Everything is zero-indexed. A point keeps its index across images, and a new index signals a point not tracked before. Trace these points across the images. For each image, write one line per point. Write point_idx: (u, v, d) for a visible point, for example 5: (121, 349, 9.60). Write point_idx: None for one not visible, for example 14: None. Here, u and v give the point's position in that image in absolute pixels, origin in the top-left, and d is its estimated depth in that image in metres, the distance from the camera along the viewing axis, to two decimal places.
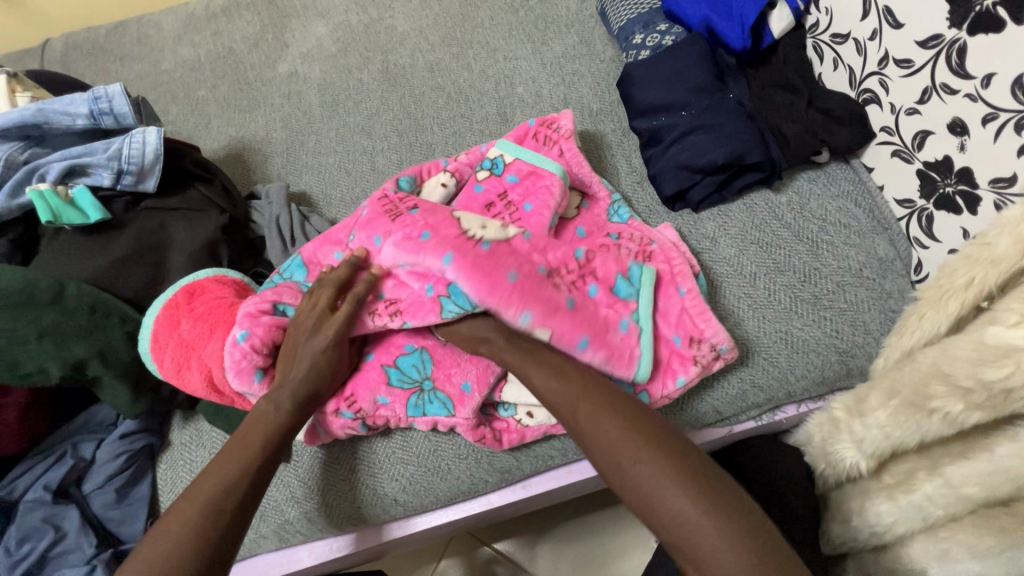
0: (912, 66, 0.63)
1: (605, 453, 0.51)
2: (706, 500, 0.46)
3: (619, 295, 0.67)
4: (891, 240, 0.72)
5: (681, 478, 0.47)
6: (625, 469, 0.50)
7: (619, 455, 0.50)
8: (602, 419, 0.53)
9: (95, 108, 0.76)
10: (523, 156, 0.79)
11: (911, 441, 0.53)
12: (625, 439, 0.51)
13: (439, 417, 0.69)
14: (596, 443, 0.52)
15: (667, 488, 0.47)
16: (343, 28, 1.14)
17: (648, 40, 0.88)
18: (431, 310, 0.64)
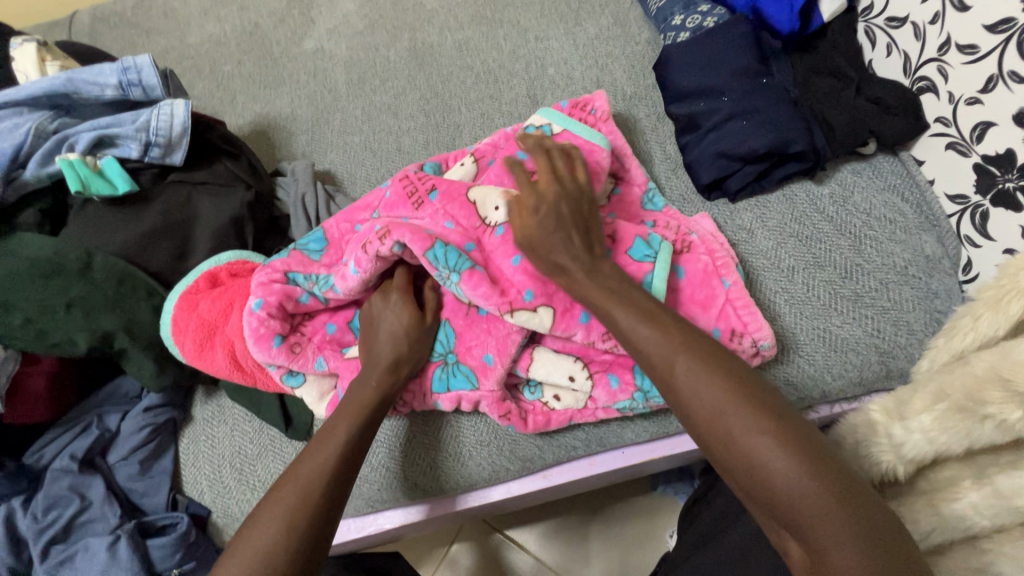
0: (977, 53, 0.59)
1: (711, 421, 0.47)
2: (827, 480, 0.42)
3: (634, 257, 0.65)
4: (939, 237, 0.69)
5: (801, 453, 0.43)
6: (735, 435, 0.45)
7: (707, 405, 0.47)
8: (706, 375, 0.48)
9: (124, 79, 0.75)
10: (571, 127, 0.76)
11: (958, 448, 0.51)
12: (740, 401, 0.46)
13: (463, 392, 0.68)
14: (699, 408, 0.48)
15: (779, 461, 0.43)
16: (371, 5, 1.12)
17: (689, 21, 0.84)
18: (421, 242, 0.64)
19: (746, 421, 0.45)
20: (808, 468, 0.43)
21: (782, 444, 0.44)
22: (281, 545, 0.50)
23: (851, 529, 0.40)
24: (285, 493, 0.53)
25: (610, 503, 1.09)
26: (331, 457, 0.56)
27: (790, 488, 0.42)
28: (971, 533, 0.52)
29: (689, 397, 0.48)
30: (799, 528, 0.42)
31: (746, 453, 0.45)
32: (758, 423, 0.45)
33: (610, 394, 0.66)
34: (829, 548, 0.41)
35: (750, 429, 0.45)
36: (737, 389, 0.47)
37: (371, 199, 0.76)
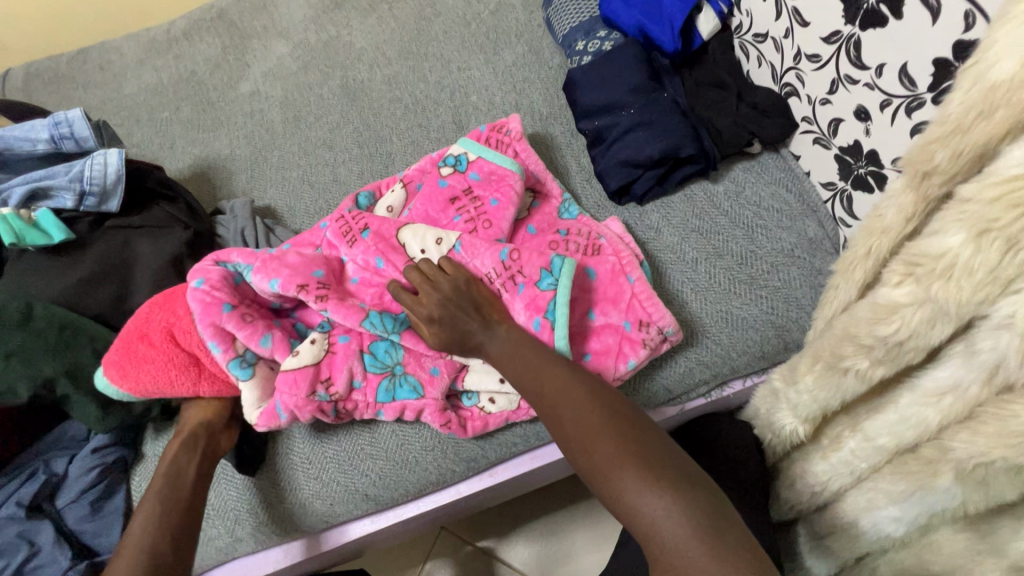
0: (820, 60, 0.69)
1: (564, 438, 0.56)
2: (650, 480, 0.49)
3: (540, 287, 0.70)
4: (820, 221, 0.78)
5: (630, 459, 0.51)
6: (581, 449, 0.54)
7: (561, 425, 0.56)
8: (564, 400, 0.57)
9: (56, 133, 0.80)
10: (484, 155, 0.83)
11: (835, 401, 0.57)
12: (589, 420, 0.55)
13: (408, 402, 0.72)
14: (557, 428, 0.56)
15: (612, 468, 0.51)
16: (303, 47, 1.18)
17: (590, 45, 0.93)
18: (355, 314, 0.72)
19: (590, 437, 0.53)
20: (636, 467, 0.50)
21: (613, 451, 0.52)
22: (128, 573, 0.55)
23: (672, 512, 0.47)
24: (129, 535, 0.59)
25: (572, 502, 1.13)
26: (146, 520, 0.60)
27: (622, 490, 0.50)
28: (856, 477, 0.58)
29: (553, 418, 0.57)
30: (630, 518, 0.50)
31: (587, 464, 0.53)
32: (593, 438, 0.53)
33: None
34: (655, 535, 0.47)
35: (591, 441, 0.53)
36: (581, 409, 0.55)
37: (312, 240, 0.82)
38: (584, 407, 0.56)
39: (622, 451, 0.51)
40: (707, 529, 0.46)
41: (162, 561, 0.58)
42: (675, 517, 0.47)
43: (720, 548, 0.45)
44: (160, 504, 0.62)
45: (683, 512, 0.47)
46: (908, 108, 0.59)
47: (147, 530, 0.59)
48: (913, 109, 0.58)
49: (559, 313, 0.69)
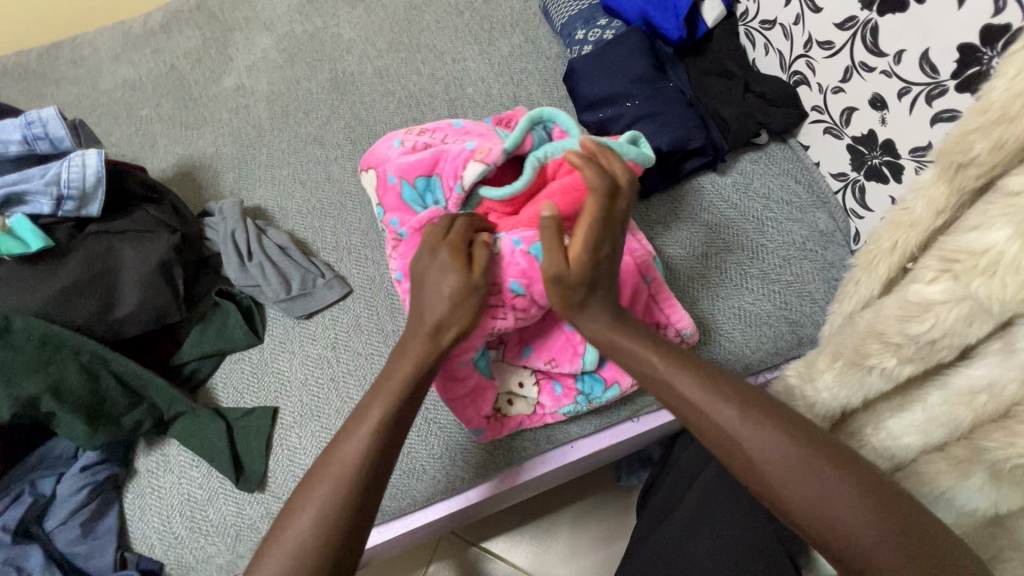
0: (833, 47, 0.67)
1: (767, 462, 0.46)
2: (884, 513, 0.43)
3: None
4: (830, 212, 0.76)
5: (858, 485, 0.44)
6: (799, 476, 0.45)
7: (761, 448, 0.47)
8: (759, 416, 0.48)
9: (29, 133, 0.75)
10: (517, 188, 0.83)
11: (857, 399, 0.55)
12: (798, 442, 0.46)
13: (479, 379, 0.66)
14: (752, 448, 0.47)
15: (844, 495, 0.43)
16: (289, 39, 1.13)
17: (590, 35, 0.90)
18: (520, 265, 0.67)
19: (805, 459, 0.45)
20: (872, 502, 0.43)
21: (842, 479, 0.44)
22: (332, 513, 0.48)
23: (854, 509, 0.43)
24: (328, 474, 0.50)
25: (578, 500, 1.12)
26: (337, 479, 0.49)
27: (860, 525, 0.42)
28: None
29: (744, 439, 0.47)
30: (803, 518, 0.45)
31: (807, 491, 0.44)
32: (814, 461, 0.45)
33: (555, 399, 0.70)
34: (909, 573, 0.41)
35: (813, 465, 0.45)
36: (780, 428, 0.47)
37: (374, 155, 0.79)
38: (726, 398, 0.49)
39: (843, 483, 0.44)
40: (894, 522, 0.42)
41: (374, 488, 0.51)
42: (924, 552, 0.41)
43: (924, 552, 0.41)
44: (340, 469, 0.50)
45: (867, 508, 0.43)
46: (928, 96, 0.57)
47: (364, 458, 0.51)
48: (935, 97, 0.56)
49: None
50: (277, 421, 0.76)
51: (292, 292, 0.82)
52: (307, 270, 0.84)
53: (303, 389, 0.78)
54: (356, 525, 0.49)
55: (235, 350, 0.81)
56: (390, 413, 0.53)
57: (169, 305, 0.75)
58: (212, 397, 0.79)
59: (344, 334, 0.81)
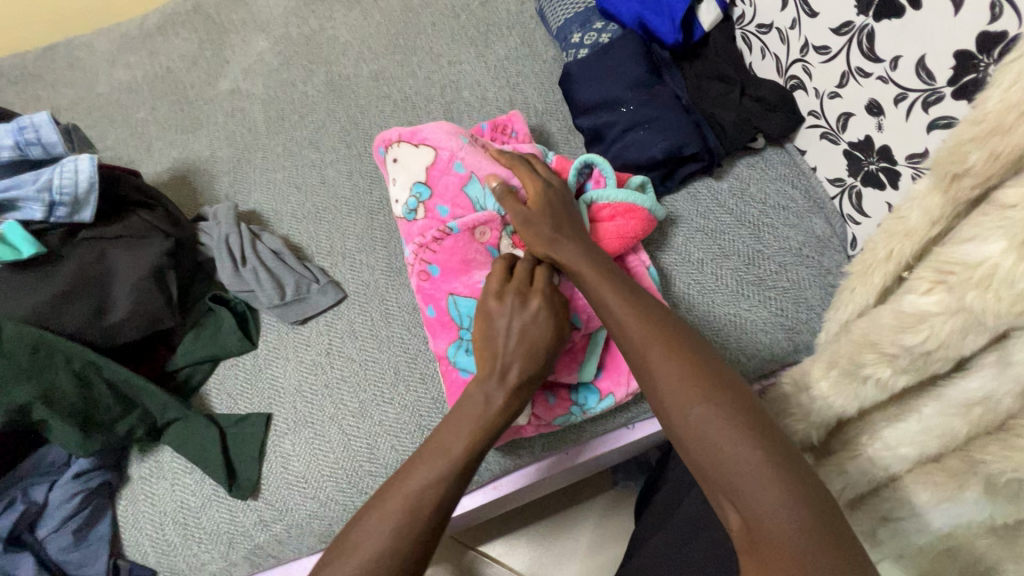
0: (829, 52, 0.66)
1: (681, 421, 0.47)
2: (787, 489, 0.41)
3: None
4: (827, 219, 0.75)
5: (767, 462, 0.42)
6: (710, 437, 0.45)
7: (681, 408, 0.47)
8: (689, 381, 0.48)
9: (21, 139, 0.74)
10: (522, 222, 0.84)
11: (852, 408, 0.55)
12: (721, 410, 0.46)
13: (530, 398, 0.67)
14: (670, 407, 0.48)
15: (747, 466, 0.43)
16: (284, 41, 1.12)
17: (586, 38, 0.90)
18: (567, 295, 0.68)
19: (718, 421, 0.45)
20: (774, 475, 0.42)
21: (747, 448, 0.43)
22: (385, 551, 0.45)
23: (773, 491, 0.41)
24: (390, 507, 0.48)
25: (576, 504, 1.11)
26: (398, 514, 0.47)
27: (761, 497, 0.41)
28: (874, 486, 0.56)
29: (667, 398, 0.48)
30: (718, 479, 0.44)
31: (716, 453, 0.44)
32: (731, 429, 0.45)
33: (548, 409, 0.68)
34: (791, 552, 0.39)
35: (724, 431, 0.44)
36: (706, 395, 0.47)
37: (432, 135, 0.76)
38: (692, 372, 0.48)
39: (749, 447, 0.43)
40: (794, 487, 0.41)
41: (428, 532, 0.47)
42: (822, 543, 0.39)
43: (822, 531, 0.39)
44: (410, 499, 0.48)
45: (767, 474, 0.42)
46: (924, 103, 0.57)
47: (429, 497, 0.48)
48: (931, 104, 0.56)
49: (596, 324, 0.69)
50: (271, 427, 0.76)
51: (286, 297, 0.82)
52: (302, 275, 0.83)
53: (297, 396, 0.77)
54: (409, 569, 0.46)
55: (229, 356, 0.81)
56: (464, 452, 0.51)
57: (162, 312, 0.75)
58: (206, 404, 0.79)
59: (339, 340, 0.81)
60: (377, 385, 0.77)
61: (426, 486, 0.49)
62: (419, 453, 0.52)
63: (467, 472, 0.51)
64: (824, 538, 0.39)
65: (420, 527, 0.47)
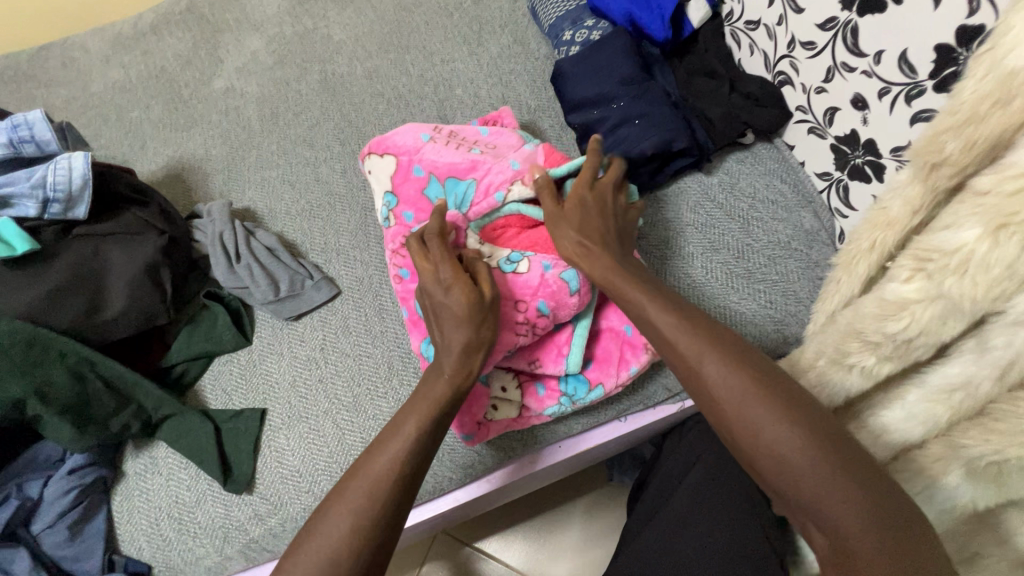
0: (815, 48, 0.67)
1: (755, 445, 0.46)
2: (865, 508, 0.41)
3: None
4: (815, 212, 0.76)
5: (845, 482, 0.42)
6: (786, 463, 0.45)
7: (754, 432, 0.46)
8: (756, 403, 0.47)
9: (14, 136, 0.75)
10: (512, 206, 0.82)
11: (839, 397, 0.56)
12: (794, 430, 0.45)
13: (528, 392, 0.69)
14: (744, 432, 0.47)
15: (831, 488, 0.43)
16: (278, 40, 1.13)
17: (578, 36, 0.91)
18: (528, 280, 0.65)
19: (796, 447, 0.44)
20: (853, 495, 0.42)
21: (827, 470, 0.43)
22: (348, 527, 0.48)
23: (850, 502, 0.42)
24: (353, 486, 0.50)
25: (570, 499, 1.12)
26: (360, 491, 0.50)
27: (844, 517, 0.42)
28: None
29: (738, 423, 0.47)
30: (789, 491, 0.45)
31: (791, 474, 0.44)
32: (809, 451, 0.44)
33: (538, 401, 0.69)
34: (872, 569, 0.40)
35: (800, 453, 0.44)
36: (782, 415, 0.46)
37: (394, 142, 0.77)
38: (751, 383, 0.48)
39: (827, 468, 0.43)
40: (872, 507, 0.41)
41: (390, 508, 0.50)
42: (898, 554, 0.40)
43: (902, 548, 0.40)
44: (367, 500, 0.49)
45: (849, 495, 0.42)
46: (907, 96, 0.58)
47: (388, 474, 0.51)
48: (913, 97, 0.57)
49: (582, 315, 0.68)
50: (265, 422, 0.76)
51: (281, 293, 0.82)
52: (296, 271, 0.84)
53: (292, 390, 0.78)
54: (372, 542, 0.48)
55: (224, 352, 0.81)
56: (421, 430, 0.54)
57: (156, 308, 0.75)
58: (201, 400, 0.79)
59: (333, 335, 0.81)
60: (370, 379, 0.77)
61: (387, 466, 0.51)
62: (377, 440, 0.54)
63: (421, 470, 0.53)
64: (902, 544, 0.40)
65: (382, 503, 0.50)
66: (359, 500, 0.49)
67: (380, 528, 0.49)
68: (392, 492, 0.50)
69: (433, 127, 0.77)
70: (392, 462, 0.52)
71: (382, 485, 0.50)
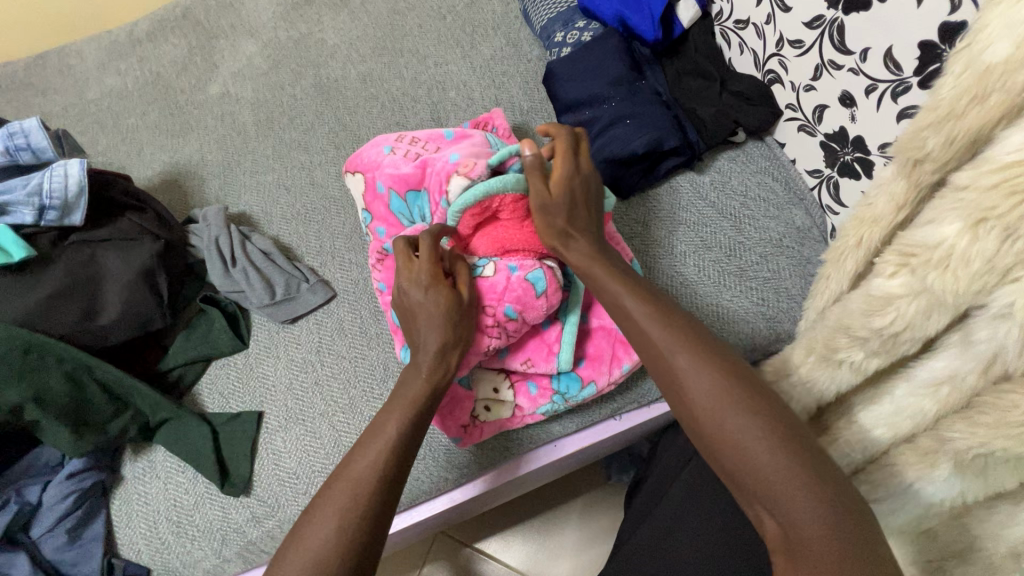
0: (803, 46, 0.68)
1: (697, 404, 0.48)
2: (801, 471, 0.43)
3: None
4: (806, 209, 0.77)
5: (783, 449, 0.44)
6: (728, 424, 0.46)
7: (700, 393, 0.48)
8: (702, 368, 0.49)
9: (10, 144, 0.76)
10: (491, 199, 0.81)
11: (830, 393, 0.56)
12: (737, 394, 0.47)
13: (520, 395, 0.70)
14: (690, 393, 0.49)
15: (766, 450, 0.44)
16: (273, 45, 1.14)
17: (569, 37, 0.91)
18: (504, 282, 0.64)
19: (736, 410, 0.46)
20: (789, 458, 0.44)
21: (765, 435, 0.45)
22: (339, 520, 0.49)
23: (804, 491, 0.42)
24: (342, 480, 0.52)
25: (569, 499, 1.12)
26: (347, 485, 0.51)
27: (780, 480, 0.43)
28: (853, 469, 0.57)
29: (682, 386, 0.50)
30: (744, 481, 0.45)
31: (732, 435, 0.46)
32: (751, 415, 0.46)
33: (531, 400, 0.70)
34: (801, 529, 0.42)
35: (744, 416, 0.46)
36: (725, 381, 0.48)
37: (362, 160, 0.79)
38: (725, 378, 0.48)
39: (770, 433, 0.45)
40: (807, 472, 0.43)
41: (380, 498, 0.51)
42: (829, 513, 0.41)
43: (835, 512, 0.41)
44: (354, 496, 0.50)
45: (784, 459, 0.44)
46: (893, 93, 0.58)
47: (375, 466, 0.52)
48: (899, 94, 0.57)
49: (571, 314, 0.69)
50: (262, 425, 0.77)
51: (276, 296, 0.83)
52: (291, 275, 0.84)
53: (288, 393, 0.78)
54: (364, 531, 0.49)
55: (221, 356, 0.82)
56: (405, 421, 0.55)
57: (154, 313, 0.76)
58: (198, 404, 0.80)
59: (329, 338, 0.82)
60: (365, 381, 0.78)
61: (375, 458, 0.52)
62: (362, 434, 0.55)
63: (406, 464, 0.54)
64: (854, 530, 0.41)
65: (372, 494, 0.51)
66: (347, 493, 0.50)
67: (371, 517, 0.50)
68: (380, 482, 0.51)
69: (394, 136, 0.77)
70: (378, 458, 0.52)
71: (370, 477, 0.51)
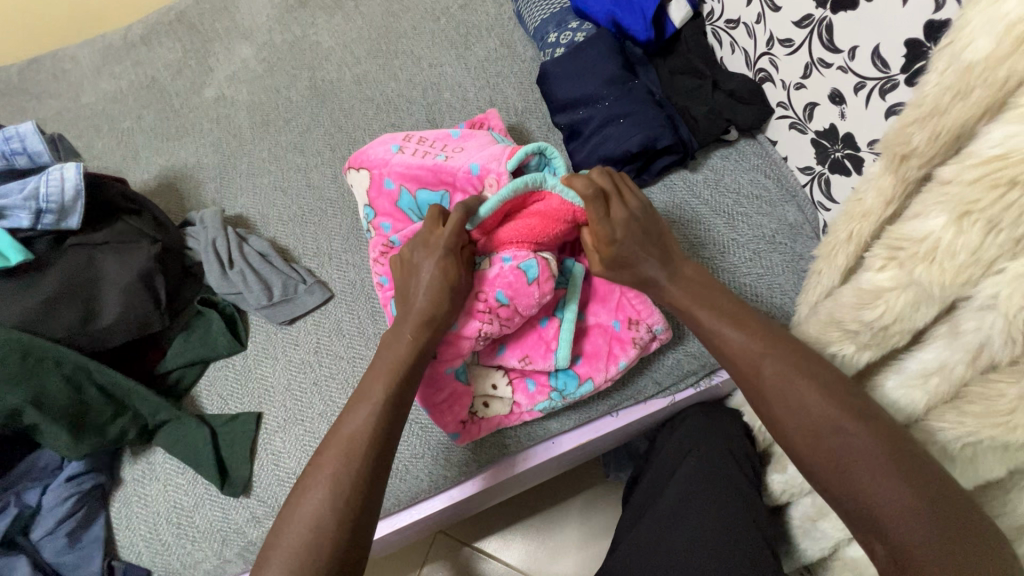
0: (793, 45, 0.69)
1: (798, 423, 0.50)
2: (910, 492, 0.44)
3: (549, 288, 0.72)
4: (800, 206, 0.78)
5: (892, 469, 0.45)
6: (827, 444, 0.48)
7: (796, 411, 0.50)
8: (794, 387, 0.50)
9: (7, 148, 0.76)
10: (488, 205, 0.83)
11: None
12: (835, 414, 0.48)
13: (518, 390, 0.70)
14: (785, 411, 0.51)
15: (870, 471, 0.46)
16: (268, 48, 1.14)
17: (562, 37, 0.92)
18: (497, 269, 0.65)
19: (838, 429, 0.48)
20: (897, 479, 0.45)
21: (873, 454, 0.46)
22: (327, 493, 0.52)
23: (910, 507, 0.44)
24: (329, 455, 0.53)
25: (568, 497, 1.13)
26: (335, 461, 0.53)
27: (885, 501, 0.45)
28: None
29: (771, 403, 0.52)
30: (850, 500, 0.47)
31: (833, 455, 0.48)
32: (853, 434, 0.47)
33: (529, 397, 0.70)
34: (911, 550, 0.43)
35: (844, 436, 0.47)
36: (828, 399, 0.49)
37: (367, 158, 0.79)
38: (820, 395, 0.50)
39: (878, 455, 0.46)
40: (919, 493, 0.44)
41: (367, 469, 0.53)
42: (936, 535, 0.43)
43: (946, 532, 0.43)
44: (336, 473, 0.52)
45: (895, 481, 0.45)
46: (882, 91, 0.59)
47: (359, 439, 0.54)
48: (887, 91, 0.58)
49: (568, 310, 0.70)
50: (261, 426, 0.77)
51: (274, 298, 0.83)
52: (289, 276, 0.85)
53: (287, 394, 0.79)
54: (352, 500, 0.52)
55: (219, 358, 0.82)
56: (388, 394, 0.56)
57: (151, 315, 0.76)
58: (197, 405, 0.80)
59: (326, 339, 0.82)
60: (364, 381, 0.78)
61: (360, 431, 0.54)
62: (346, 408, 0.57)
63: (392, 436, 0.56)
64: (957, 554, 0.42)
65: (359, 467, 0.53)
66: (335, 469, 0.52)
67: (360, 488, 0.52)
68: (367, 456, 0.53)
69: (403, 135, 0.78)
70: (362, 435, 0.54)
71: (358, 452, 0.53)
